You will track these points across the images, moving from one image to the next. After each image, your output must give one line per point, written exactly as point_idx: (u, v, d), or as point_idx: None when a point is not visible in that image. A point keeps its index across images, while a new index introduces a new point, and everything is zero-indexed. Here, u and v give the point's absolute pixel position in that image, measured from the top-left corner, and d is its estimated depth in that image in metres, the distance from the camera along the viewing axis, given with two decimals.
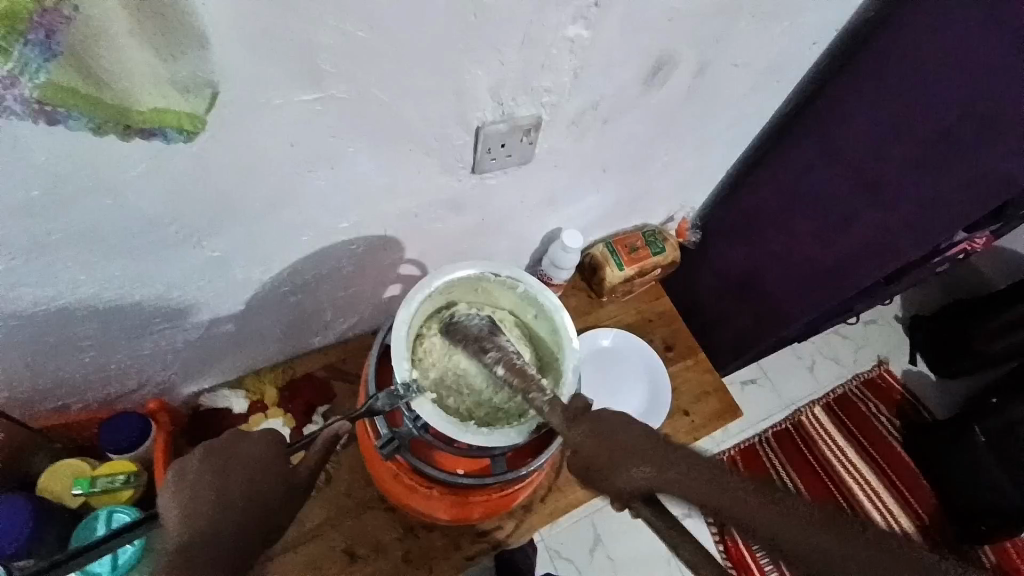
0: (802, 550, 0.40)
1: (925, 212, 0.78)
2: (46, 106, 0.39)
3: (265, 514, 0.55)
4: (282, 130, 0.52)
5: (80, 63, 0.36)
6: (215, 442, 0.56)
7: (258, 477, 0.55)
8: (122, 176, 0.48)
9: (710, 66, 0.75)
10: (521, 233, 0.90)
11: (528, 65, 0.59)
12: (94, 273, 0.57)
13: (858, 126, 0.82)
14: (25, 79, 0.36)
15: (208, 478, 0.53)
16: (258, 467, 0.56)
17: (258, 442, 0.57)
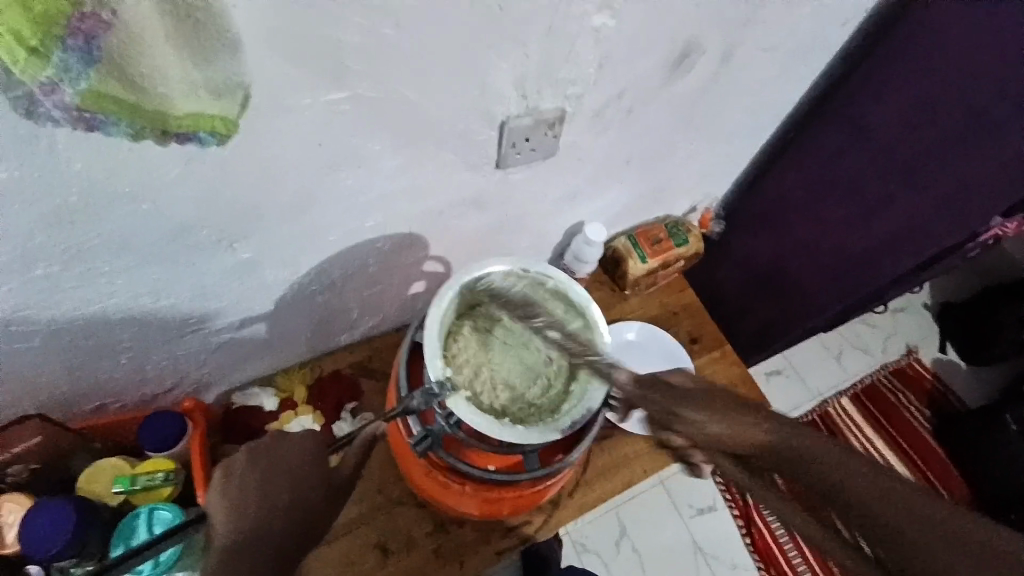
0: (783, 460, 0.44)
1: (963, 189, 0.77)
2: (86, 112, 0.39)
3: (307, 519, 0.56)
4: (311, 131, 0.52)
5: (117, 68, 0.37)
6: (259, 442, 0.56)
7: (301, 481, 0.56)
8: (155, 181, 0.49)
9: (735, 54, 0.73)
10: (545, 228, 0.89)
11: (552, 56, 0.58)
12: (130, 277, 0.58)
13: (888, 110, 0.79)
14: (66, 85, 0.37)
15: (255, 483, 0.53)
16: (301, 470, 0.56)
17: (301, 444, 0.58)
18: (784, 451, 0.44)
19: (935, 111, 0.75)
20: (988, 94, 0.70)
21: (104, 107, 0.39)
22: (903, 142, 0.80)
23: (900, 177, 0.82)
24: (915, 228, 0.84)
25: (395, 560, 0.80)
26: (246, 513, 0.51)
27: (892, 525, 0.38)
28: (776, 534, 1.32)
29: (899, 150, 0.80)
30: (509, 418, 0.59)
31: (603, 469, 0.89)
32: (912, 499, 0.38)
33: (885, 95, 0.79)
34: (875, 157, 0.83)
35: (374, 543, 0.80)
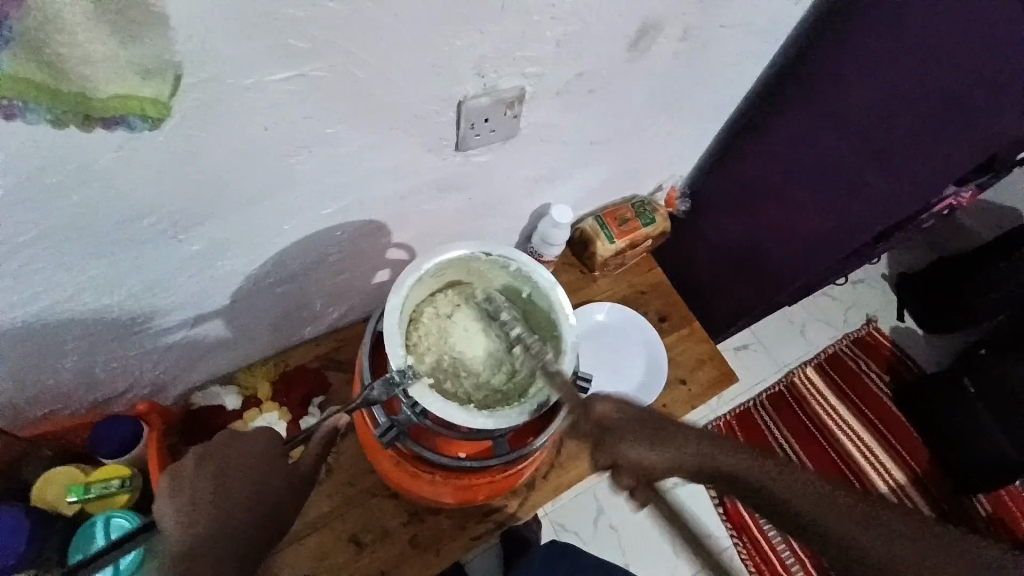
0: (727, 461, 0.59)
1: (927, 170, 0.77)
2: (3, 98, 0.37)
3: (268, 513, 0.55)
4: (257, 115, 0.50)
5: (34, 50, 0.35)
6: (211, 443, 0.54)
7: (257, 480, 0.54)
8: (88, 170, 0.45)
9: (696, 29, 0.73)
10: (510, 212, 0.88)
11: (508, 33, 0.57)
12: (69, 275, 0.54)
13: (851, 82, 0.80)
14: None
15: (208, 487, 0.51)
16: (258, 469, 0.55)
17: (255, 440, 0.56)
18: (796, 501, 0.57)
19: (920, 96, 0.73)
20: (963, 76, 0.69)
21: (22, 92, 0.37)
22: (882, 124, 0.79)
23: (870, 166, 0.83)
24: (882, 211, 0.85)
25: (372, 551, 0.79)
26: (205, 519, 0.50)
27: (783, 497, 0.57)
28: None
29: (876, 130, 0.80)
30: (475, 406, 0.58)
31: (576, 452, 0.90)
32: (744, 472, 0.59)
33: (851, 73, 0.80)
34: (849, 134, 0.83)
35: (349, 537, 0.79)
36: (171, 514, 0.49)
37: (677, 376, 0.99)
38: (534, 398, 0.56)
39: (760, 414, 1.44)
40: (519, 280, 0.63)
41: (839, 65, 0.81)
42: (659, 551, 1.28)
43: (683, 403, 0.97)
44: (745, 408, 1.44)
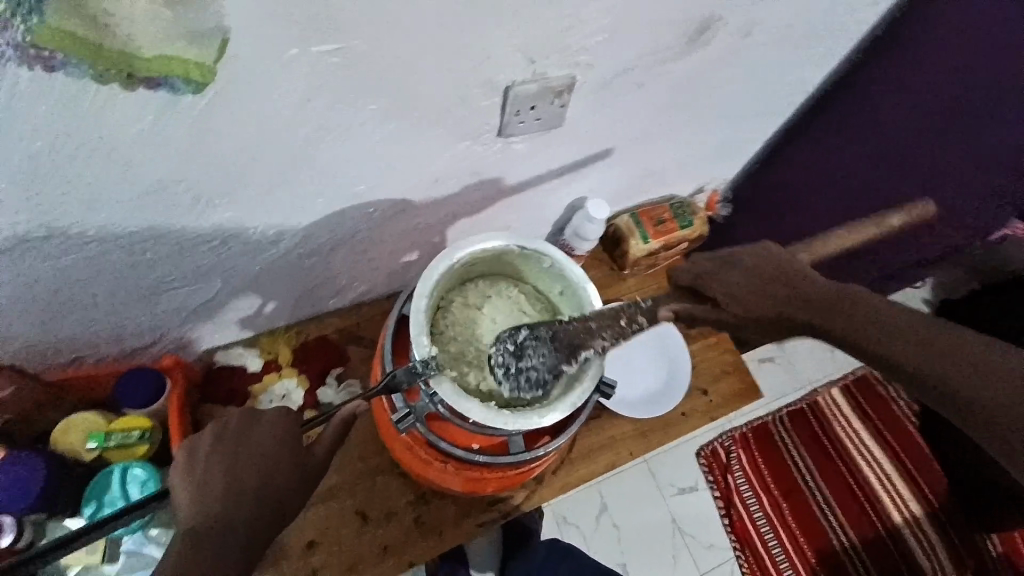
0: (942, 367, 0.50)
1: (936, 176, 0.85)
2: (42, 51, 0.36)
3: (278, 507, 0.54)
4: (298, 87, 0.49)
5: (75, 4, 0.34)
6: (226, 425, 0.54)
7: (269, 469, 0.53)
8: (125, 128, 0.45)
9: (760, 27, 0.69)
10: (545, 203, 0.86)
11: (563, 19, 0.54)
12: (103, 230, 0.55)
13: (887, 103, 0.81)
14: (16, 22, 0.33)
15: (220, 468, 0.51)
16: (272, 458, 0.54)
17: (271, 428, 0.56)
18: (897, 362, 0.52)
19: (938, 115, 0.78)
20: (972, 88, 0.74)
21: (63, 47, 0.36)
22: (911, 140, 0.83)
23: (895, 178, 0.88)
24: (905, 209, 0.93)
25: (375, 527, 0.80)
26: (214, 496, 0.49)
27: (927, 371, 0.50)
28: (753, 518, 1.33)
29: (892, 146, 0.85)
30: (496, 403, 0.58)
31: (587, 451, 0.90)
32: (940, 356, 0.51)
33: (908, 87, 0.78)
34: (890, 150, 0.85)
35: (353, 510, 0.80)
36: (183, 489, 0.49)
37: (698, 386, 0.97)
38: (557, 401, 0.56)
39: (778, 429, 1.42)
40: (550, 277, 0.62)
41: (895, 78, 0.78)
42: (658, 555, 1.27)
43: (701, 413, 0.95)
44: (762, 422, 1.42)
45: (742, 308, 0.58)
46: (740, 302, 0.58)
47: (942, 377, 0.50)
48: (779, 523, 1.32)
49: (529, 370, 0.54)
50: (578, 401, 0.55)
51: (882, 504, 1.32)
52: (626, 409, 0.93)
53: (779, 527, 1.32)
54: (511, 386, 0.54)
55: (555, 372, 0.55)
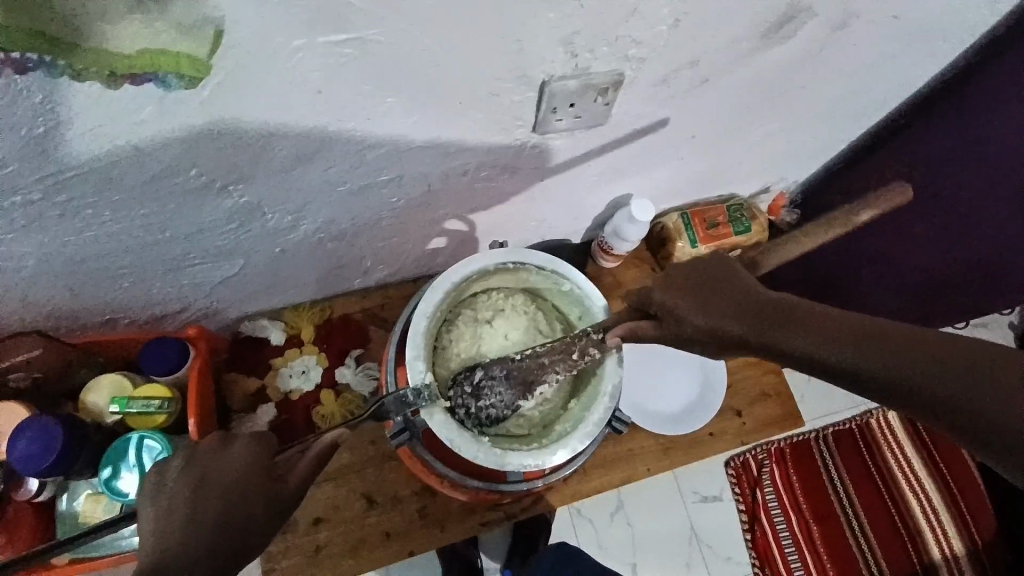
0: (851, 335, 0.42)
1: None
2: (9, 53, 0.34)
3: (243, 538, 0.45)
4: (307, 78, 0.44)
5: (29, 1, 0.32)
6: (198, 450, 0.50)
7: (236, 491, 0.47)
8: (121, 118, 0.42)
9: (858, 19, 0.58)
10: (585, 199, 0.79)
11: (615, 9, 0.46)
12: (117, 212, 0.53)
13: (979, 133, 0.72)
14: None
15: (185, 491, 0.46)
16: (242, 480, 0.47)
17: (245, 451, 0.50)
18: (837, 351, 0.42)
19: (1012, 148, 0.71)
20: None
21: (28, 45, 0.34)
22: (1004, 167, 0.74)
23: None
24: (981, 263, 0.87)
25: (380, 513, 0.80)
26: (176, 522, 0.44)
27: (867, 367, 0.41)
28: (778, 535, 1.26)
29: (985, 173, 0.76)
30: (492, 432, 0.60)
31: (604, 462, 0.86)
32: (882, 339, 0.41)
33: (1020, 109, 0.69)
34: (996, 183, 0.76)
35: (361, 493, 0.80)
36: (147, 516, 0.44)
37: (733, 406, 0.90)
38: (553, 442, 0.56)
39: (819, 448, 1.32)
40: (570, 301, 0.62)
41: None
42: (672, 560, 1.23)
43: (732, 436, 0.89)
44: (803, 438, 1.32)
45: (703, 320, 0.47)
46: (694, 313, 0.48)
47: (905, 377, 0.39)
48: (804, 543, 1.25)
49: (489, 407, 0.59)
50: (579, 445, 0.55)
51: (922, 544, 1.23)
52: (650, 424, 0.87)
53: (804, 548, 1.26)
54: (472, 425, 0.59)
55: (514, 408, 0.59)
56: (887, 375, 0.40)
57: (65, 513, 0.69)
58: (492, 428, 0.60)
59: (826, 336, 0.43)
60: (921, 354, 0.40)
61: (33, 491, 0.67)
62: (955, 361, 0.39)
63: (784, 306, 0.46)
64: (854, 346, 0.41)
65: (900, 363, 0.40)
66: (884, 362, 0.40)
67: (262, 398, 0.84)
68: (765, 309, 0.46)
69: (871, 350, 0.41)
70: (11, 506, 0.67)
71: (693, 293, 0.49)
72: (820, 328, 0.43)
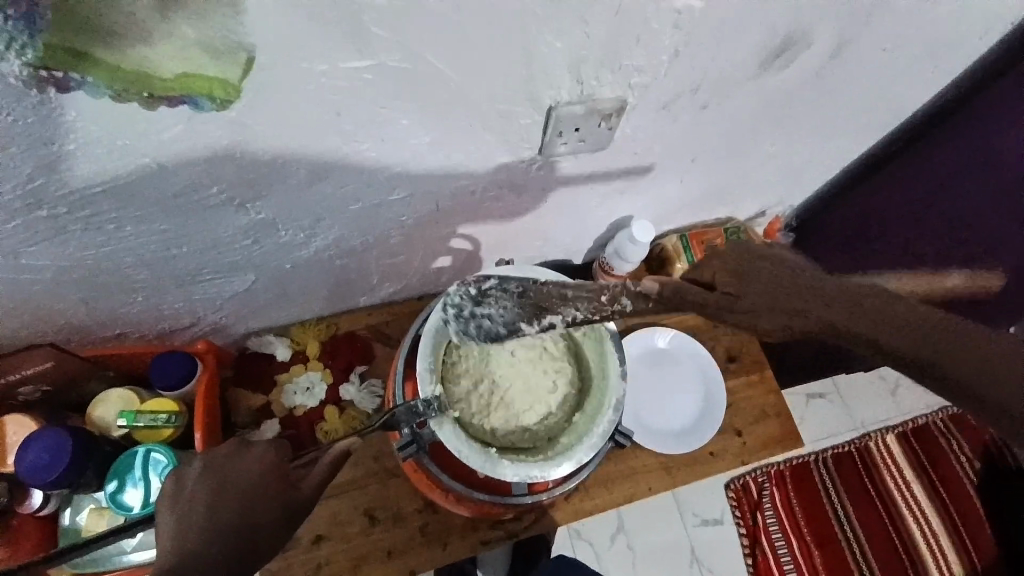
0: (896, 321, 0.44)
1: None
2: (52, 72, 0.37)
3: (257, 541, 0.47)
4: (330, 100, 0.47)
5: (79, 26, 0.35)
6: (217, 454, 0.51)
7: (251, 496, 0.49)
8: (150, 136, 0.45)
9: (849, 50, 0.62)
10: (587, 219, 0.81)
11: (620, 39, 0.49)
12: (139, 226, 0.55)
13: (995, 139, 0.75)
14: (14, 57, 0.35)
15: (202, 495, 0.47)
16: (258, 488, 0.49)
17: (258, 457, 0.52)
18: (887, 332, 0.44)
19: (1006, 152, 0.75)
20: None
21: (73, 66, 0.37)
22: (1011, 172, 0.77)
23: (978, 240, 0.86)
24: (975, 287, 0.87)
25: (382, 530, 0.80)
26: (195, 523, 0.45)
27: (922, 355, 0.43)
28: (780, 560, 1.25)
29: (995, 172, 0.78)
30: (498, 445, 0.61)
31: (606, 480, 0.86)
32: (927, 327, 0.43)
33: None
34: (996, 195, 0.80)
35: (363, 509, 0.80)
36: (166, 520, 0.46)
37: (733, 425, 0.91)
38: (558, 455, 0.57)
39: (818, 470, 1.33)
40: None
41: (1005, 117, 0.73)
42: None
43: (733, 455, 0.89)
44: (803, 460, 1.33)
45: (763, 306, 0.46)
46: (751, 296, 0.47)
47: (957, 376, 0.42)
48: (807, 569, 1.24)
49: (485, 318, 0.57)
50: (584, 457, 0.56)
51: (925, 568, 1.20)
52: (651, 442, 0.88)
53: None
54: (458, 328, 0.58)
55: (516, 327, 0.57)
56: (943, 371, 0.43)
57: (69, 527, 0.69)
58: (498, 440, 0.62)
59: (880, 320, 0.44)
60: (976, 358, 0.42)
61: (36, 506, 0.67)
62: (987, 359, 0.42)
63: (834, 289, 0.46)
64: (923, 344, 0.43)
65: (954, 358, 0.42)
66: (933, 342, 0.43)
67: (266, 413, 0.84)
68: (837, 296, 0.45)
69: (932, 336, 0.43)
70: (14, 519, 0.67)
71: (755, 281, 0.47)
72: (878, 313, 0.44)
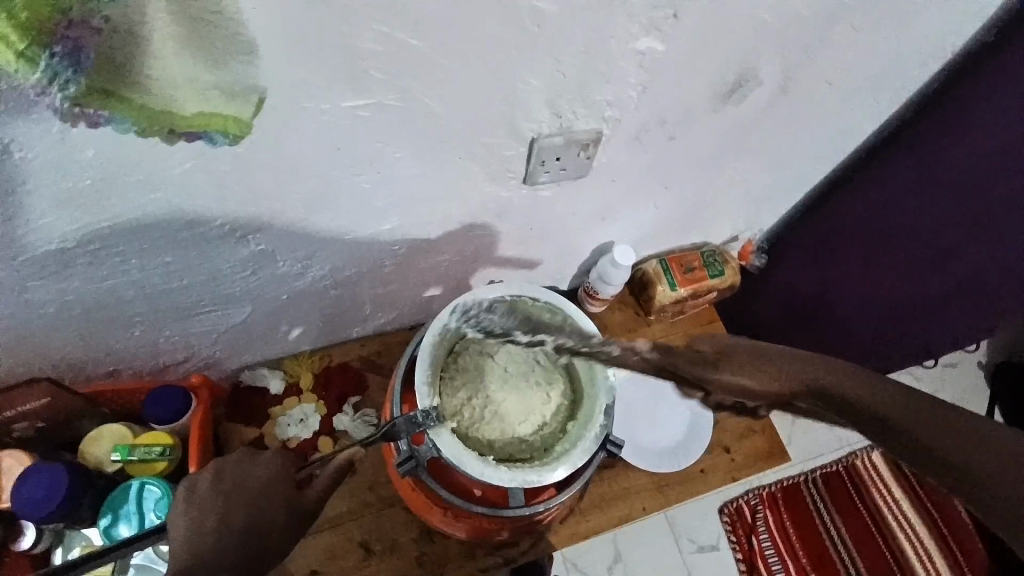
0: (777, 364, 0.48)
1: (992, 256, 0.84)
2: (85, 109, 0.39)
3: (266, 544, 0.51)
4: (329, 134, 0.51)
5: (114, 71, 0.37)
6: (226, 462, 0.55)
7: (261, 503, 0.52)
8: (163, 167, 0.48)
9: (799, 84, 0.68)
10: (571, 245, 0.86)
11: (591, 77, 0.55)
12: (143, 259, 0.57)
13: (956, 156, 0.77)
14: (56, 90, 0.37)
15: (214, 501, 0.50)
16: (269, 491, 0.53)
17: (267, 465, 0.55)
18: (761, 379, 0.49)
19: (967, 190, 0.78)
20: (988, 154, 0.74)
21: (103, 105, 0.39)
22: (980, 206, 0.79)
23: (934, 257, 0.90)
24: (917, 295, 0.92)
25: (378, 561, 0.79)
26: (205, 526, 0.48)
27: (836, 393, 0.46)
28: None
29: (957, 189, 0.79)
30: (495, 455, 0.63)
31: (600, 501, 0.87)
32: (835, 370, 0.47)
33: (971, 159, 0.76)
34: (959, 225, 0.82)
35: (358, 541, 0.79)
36: (179, 524, 0.49)
37: (721, 442, 0.93)
38: (552, 462, 0.60)
39: (809, 489, 1.33)
40: (564, 329, 0.67)
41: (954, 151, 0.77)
42: None
43: (723, 472, 0.91)
44: (793, 481, 1.33)
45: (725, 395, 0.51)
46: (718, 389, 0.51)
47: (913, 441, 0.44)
48: None
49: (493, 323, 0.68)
50: (579, 462, 0.59)
51: None
52: (642, 461, 0.89)
53: None
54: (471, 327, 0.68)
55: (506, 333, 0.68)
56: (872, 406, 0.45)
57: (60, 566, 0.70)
58: (496, 451, 0.64)
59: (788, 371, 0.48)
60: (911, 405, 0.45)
61: (26, 546, 0.67)
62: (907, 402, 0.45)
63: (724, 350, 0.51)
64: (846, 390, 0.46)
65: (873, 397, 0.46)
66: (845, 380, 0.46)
67: (259, 446, 0.84)
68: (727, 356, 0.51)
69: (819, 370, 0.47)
70: (10, 557, 0.68)
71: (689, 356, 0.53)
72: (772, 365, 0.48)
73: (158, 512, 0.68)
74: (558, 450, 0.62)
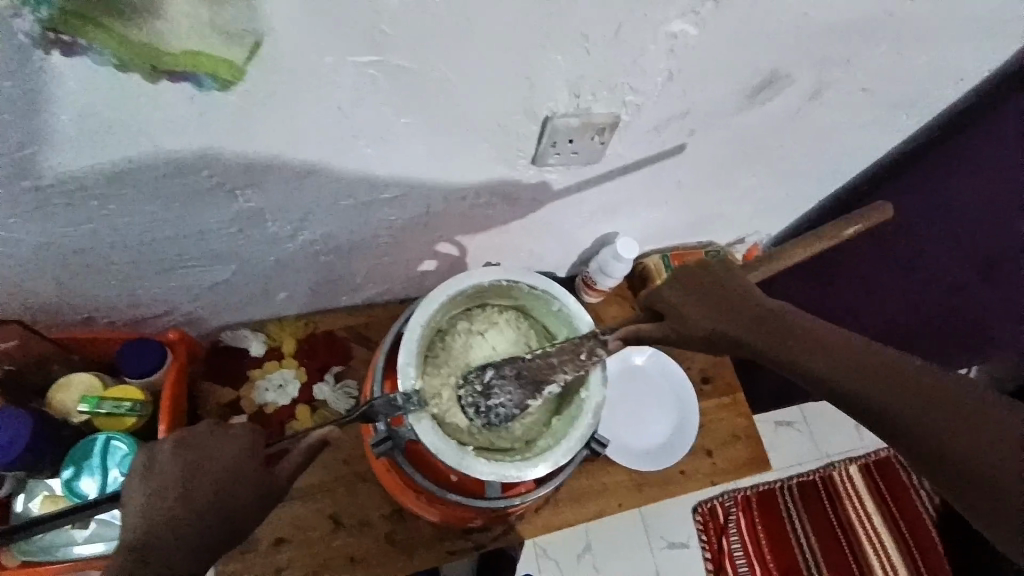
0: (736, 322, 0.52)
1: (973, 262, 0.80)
2: (61, 35, 0.36)
3: (232, 521, 0.50)
4: (329, 92, 0.47)
5: None
6: (190, 433, 0.52)
7: (229, 481, 0.50)
8: (147, 109, 0.44)
9: (831, 88, 0.65)
10: (573, 234, 0.83)
11: (616, 60, 0.52)
12: (123, 207, 0.54)
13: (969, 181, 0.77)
14: (28, 11, 0.35)
15: (177, 473, 0.49)
16: (236, 468, 0.51)
17: (235, 441, 0.53)
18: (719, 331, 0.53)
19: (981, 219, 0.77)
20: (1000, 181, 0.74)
21: (83, 33, 0.36)
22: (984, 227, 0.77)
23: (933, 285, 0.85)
24: (946, 322, 0.85)
25: (347, 536, 0.78)
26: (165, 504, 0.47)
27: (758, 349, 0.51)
28: None
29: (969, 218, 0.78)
30: (474, 443, 0.62)
31: (578, 494, 0.86)
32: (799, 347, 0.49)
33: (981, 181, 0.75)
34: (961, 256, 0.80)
35: (329, 514, 0.78)
36: (138, 496, 0.48)
37: (703, 446, 0.92)
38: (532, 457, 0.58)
39: (784, 497, 1.33)
40: (559, 321, 0.65)
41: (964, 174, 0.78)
42: None
43: (704, 475, 0.90)
44: (770, 487, 1.33)
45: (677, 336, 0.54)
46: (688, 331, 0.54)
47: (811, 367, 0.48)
48: None
49: (498, 406, 0.62)
50: (563, 459, 0.57)
51: None
52: (625, 459, 0.88)
53: None
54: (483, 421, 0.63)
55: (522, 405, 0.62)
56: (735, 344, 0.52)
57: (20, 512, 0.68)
58: (476, 439, 0.63)
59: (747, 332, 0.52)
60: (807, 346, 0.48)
61: None
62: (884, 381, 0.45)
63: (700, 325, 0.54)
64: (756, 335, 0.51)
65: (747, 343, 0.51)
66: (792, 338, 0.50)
67: (235, 409, 0.82)
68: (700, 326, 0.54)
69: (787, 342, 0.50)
70: None
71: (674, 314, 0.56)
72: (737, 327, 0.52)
73: (123, 468, 0.66)
74: (540, 444, 0.60)
